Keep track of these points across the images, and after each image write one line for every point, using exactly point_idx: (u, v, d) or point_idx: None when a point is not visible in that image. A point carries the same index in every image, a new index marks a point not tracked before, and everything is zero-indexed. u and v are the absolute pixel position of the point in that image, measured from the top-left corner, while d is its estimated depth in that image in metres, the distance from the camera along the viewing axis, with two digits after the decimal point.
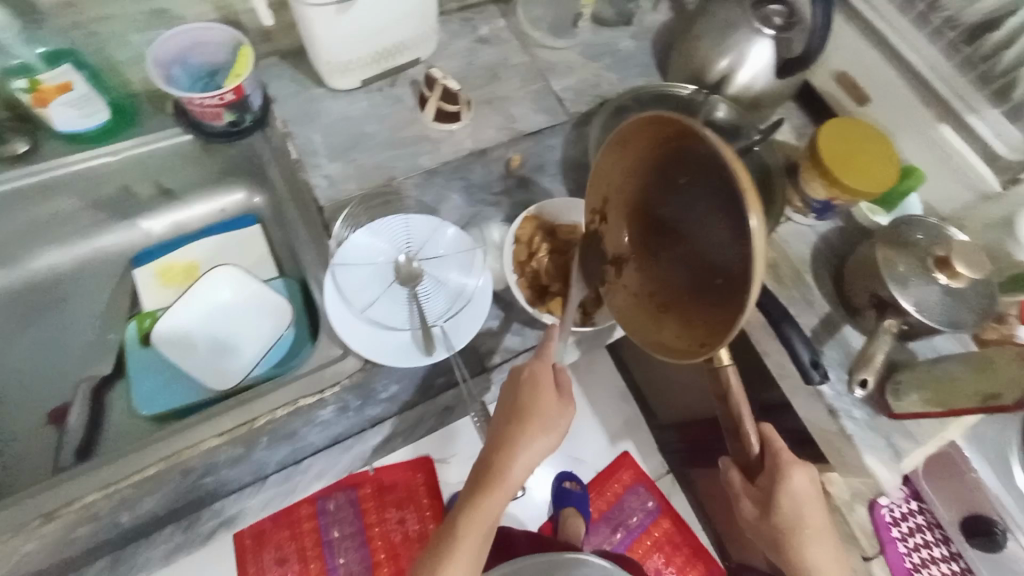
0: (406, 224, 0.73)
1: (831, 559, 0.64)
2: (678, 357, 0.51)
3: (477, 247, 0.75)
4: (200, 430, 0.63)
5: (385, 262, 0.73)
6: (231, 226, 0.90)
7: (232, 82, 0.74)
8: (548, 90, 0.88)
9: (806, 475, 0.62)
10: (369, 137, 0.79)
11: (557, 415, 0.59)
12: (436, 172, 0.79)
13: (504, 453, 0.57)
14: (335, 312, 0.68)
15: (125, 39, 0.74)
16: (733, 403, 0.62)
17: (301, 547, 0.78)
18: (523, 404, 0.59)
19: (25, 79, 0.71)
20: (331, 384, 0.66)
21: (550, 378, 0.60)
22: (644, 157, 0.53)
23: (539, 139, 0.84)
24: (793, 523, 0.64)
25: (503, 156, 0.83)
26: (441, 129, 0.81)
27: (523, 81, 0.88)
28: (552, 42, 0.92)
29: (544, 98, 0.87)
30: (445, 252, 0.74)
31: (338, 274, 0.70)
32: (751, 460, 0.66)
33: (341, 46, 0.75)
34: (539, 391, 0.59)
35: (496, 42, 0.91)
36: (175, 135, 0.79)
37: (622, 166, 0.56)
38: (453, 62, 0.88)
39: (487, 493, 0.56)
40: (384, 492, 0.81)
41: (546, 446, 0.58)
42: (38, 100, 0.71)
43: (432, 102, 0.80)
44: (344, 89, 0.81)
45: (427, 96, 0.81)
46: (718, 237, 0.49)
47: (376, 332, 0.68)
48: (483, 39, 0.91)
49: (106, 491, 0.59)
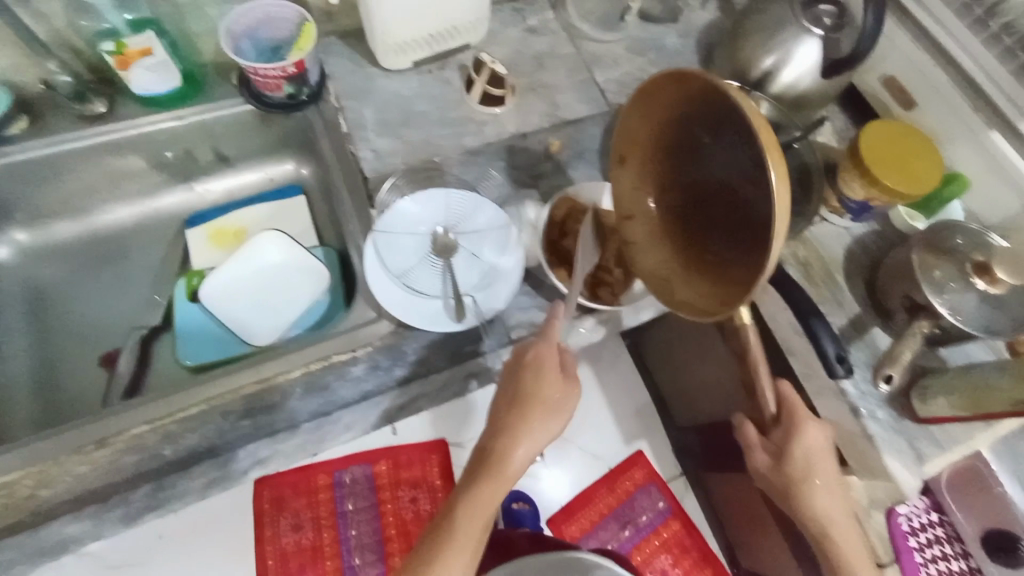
0: (446, 198, 0.77)
1: (837, 504, 0.70)
2: (694, 314, 0.56)
3: (513, 225, 0.76)
4: (240, 376, 0.67)
5: (424, 233, 0.76)
6: (279, 195, 0.95)
7: (295, 56, 0.77)
8: (592, 81, 0.90)
9: (819, 431, 0.71)
10: (417, 116, 0.82)
11: (560, 395, 0.64)
12: (479, 152, 0.81)
13: (503, 440, 0.62)
14: (374, 276, 0.72)
15: (200, 12, 0.80)
16: (750, 359, 0.67)
17: (316, 515, 0.81)
18: (527, 389, 0.63)
19: (113, 42, 0.76)
20: (363, 344, 0.70)
21: (555, 362, 0.64)
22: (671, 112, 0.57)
23: (580, 127, 0.86)
24: (805, 474, 0.71)
25: (544, 141, 0.85)
26: (487, 112, 0.84)
27: (569, 71, 0.90)
28: (599, 36, 0.94)
29: (588, 88, 0.89)
30: (482, 227, 0.76)
31: (379, 240, 0.73)
32: (767, 417, 0.73)
33: (399, 28, 0.79)
34: (543, 373, 0.64)
35: (544, 33, 0.93)
36: (237, 105, 0.84)
37: (647, 125, 0.60)
38: (503, 50, 0.91)
39: (487, 472, 0.62)
40: (400, 470, 0.83)
41: (553, 426, 0.63)
42: (122, 63, 0.77)
43: (479, 86, 0.82)
44: (395, 68, 0.85)
45: (474, 80, 0.83)
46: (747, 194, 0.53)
47: (410, 296, 0.72)
48: (532, 29, 0.93)
49: (153, 425, 0.64)
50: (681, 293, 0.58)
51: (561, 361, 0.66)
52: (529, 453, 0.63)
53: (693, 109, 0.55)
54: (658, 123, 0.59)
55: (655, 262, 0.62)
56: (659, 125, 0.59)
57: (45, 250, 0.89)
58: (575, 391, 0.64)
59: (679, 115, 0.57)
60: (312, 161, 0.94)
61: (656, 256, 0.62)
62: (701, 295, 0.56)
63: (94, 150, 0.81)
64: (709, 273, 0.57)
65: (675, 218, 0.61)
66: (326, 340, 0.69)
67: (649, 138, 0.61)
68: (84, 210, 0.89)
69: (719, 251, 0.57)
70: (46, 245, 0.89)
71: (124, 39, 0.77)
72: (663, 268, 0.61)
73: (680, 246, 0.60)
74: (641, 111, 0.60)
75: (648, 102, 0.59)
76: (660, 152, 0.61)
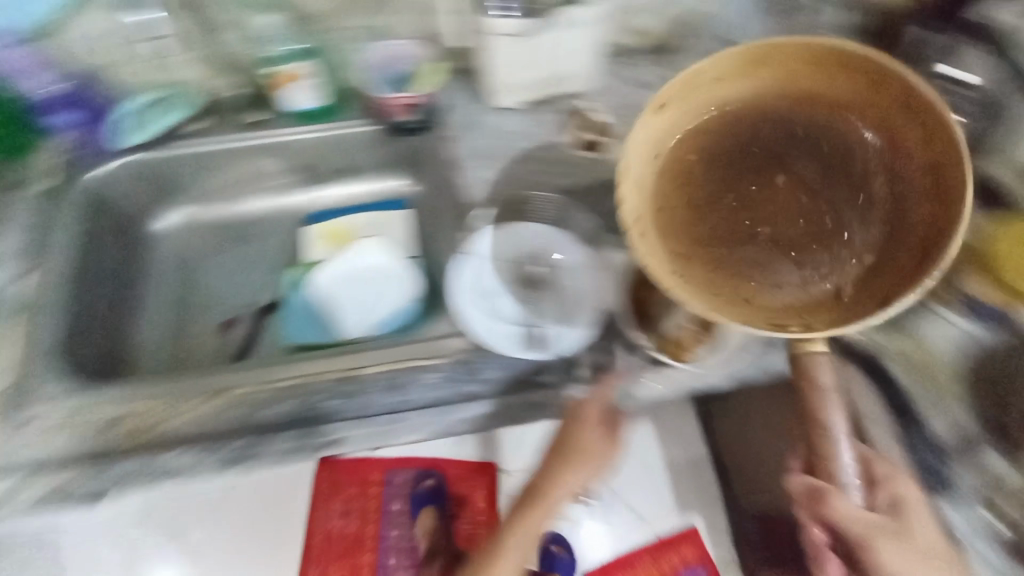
0: (541, 233, 0.82)
1: None
2: (773, 329, 0.49)
3: (598, 269, 0.80)
4: (331, 362, 0.75)
5: (513, 262, 0.81)
6: (389, 205, 1.04)
7: (419, 89, 0.89)
8: None
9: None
10: (522, 153, 0.90)
11: (602, 453, 0.69)
12: (573, 195, 0.87)
13: (549, 480, 0.68)
14: (460, 292, 0.77)
15: (354, 45, 0.93)
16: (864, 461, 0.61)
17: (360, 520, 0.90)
18: (575, 443, 0.68)
19: (269, 68, 0.90)
20: (439, 355, 0.74)
21: (601, 417, 0.70)
22: (779, 102, 0.56)
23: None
24: None
25: None
26: (585, 156, 0.88)
27: None
28: None
29: None
30: (568, 267, 0.80)
31: (466, 260, 0.79)
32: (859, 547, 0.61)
33: (517, 74, 0.86)
34: (586, 426, 0.69)
35: (659, 85, 0.95)
36: (369, 126, 0.96)
37: (732, 104, 0.56)
38: (614, 97, 0.94)
39: (534, 505, 0.67)
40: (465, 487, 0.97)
41: (587, 477, 0.68)
42: (274, 86, 0.90)
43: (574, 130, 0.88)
44: (512, 108, 0.92)
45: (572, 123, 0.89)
46: (868, 197, 0.53)
47: (491, 319, 0.75)
48: (647, 81, 0.96)
49: (253, 388, 0.73)
50: (751, 307, 0.50)
51: (605, 421, 0.70)
52: (571, 493, 0.68)
53: (807, 107, 0.55)
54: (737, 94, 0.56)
55: (668, 252, 0.52)
56: (748, 108, 0.56)
57: (200, 227, 1.04)
58: (614, 447, 0.69)
59: (782, 104, 0.56)
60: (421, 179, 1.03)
61: (700, 259, 0.52)
62: (786, 311, 0.51)
63: (251, 150, 0.96)
64: (798, 288, 0.52)
65: (734, 220, 0.56)
66: (413, 345, 0.75)
67: (727, 121, 0.57)
68: (232, 199, 1.05)
69: (801, 263, 0.53)
70: (203, 223, 1.04)
71: (279, 66, 0.90)
72: (674, 256, 0.51)
73: (708, 243, 0.54)
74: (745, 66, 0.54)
75: (738, 70, 0.54)
76: (723, 130, 0.57)
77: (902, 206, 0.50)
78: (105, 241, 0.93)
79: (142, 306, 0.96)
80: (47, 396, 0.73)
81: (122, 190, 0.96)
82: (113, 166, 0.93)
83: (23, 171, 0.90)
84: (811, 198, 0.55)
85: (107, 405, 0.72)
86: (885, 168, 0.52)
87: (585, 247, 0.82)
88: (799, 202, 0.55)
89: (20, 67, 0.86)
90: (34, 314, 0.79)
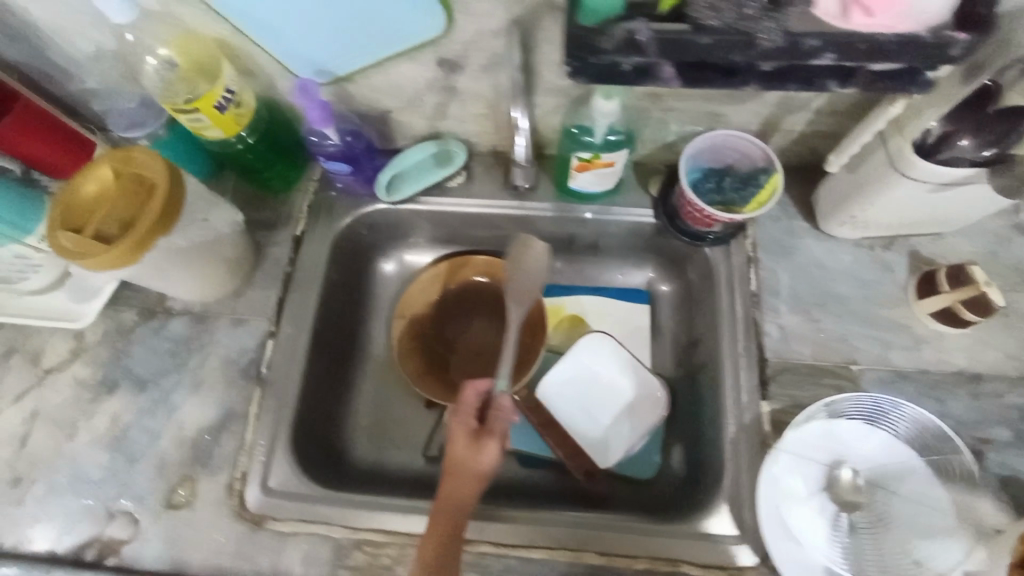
0: (875, 440, 0.64)
1: None
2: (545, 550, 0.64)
3: (954, 517, 0.59)
4: (583, 537, 0.64)
5: (833, 470, 0.63)
6: (625, 295, 0.89)
7: (751, 209, 0.71)
8: None
9: None
10: (840, 301, 0.72)
11: None
12: (910, 377, 0.68)
13: None
14: (766, 493, 0.62)
15: (664, 126, 0.73)
16: None
17: None
18: None
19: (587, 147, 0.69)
20: (717, 566, 0.62)
21: None
22: (445, 293, 0.89)
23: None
24: None
25: (998, 390, 0.67)
26: (933, 327, 0.69)
27: None
28: None
29: None
30: (906, 498, 0.61)
31: (782, 461, 0.63)
32: None
33: (885, 212, 0.66)
34: None
35: None
36: (643, 217, 0.80)
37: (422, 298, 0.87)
38: (973, 245, 0.73)
39: None
40: None
41: None
42: (581, 167, 0.70)
43: (947, 298, 0.67)
44: (836, 235, 0.75)
45: (942, 288, 0.68)
46: (476, 333, 0.88)
47: (812, 563, 0.59)
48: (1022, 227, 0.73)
49: (501, 551, 0.63)
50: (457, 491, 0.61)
51: None
52: None
53: (450, 300, 0.89)
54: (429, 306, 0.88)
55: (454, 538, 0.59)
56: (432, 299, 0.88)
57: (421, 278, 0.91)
58: None
59: (444, 295, 0.88)
60: (680, 284, 0.86)
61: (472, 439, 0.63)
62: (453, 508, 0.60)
63: (501, 219, 0.82)
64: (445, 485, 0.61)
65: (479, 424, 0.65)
66: (677, 533, 0.64)
67: (426, 304, 0.88)
68: (470, 250, 0.90)
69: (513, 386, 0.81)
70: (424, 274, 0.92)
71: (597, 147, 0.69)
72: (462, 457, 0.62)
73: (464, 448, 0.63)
74: (427, 282, 0.87)
75: (433, 277, 0.87)
76: (416, 327, 0.87)
77: (485, 314, 0.89)
78: (341, 295, 0.83)
79: (358, 367, 0.85)
80: (282, 486, 0.68)
81: (360, 239, 0.85)
82: (359, 213, 0.82)
83: (277, 209, 0.81)
84: (467, 353, 0.87)
85: (343, 523, 0.65)
86: (481, 307, 0.89)
87: (936, 476, 0.62)
88: (464, 342, 0.88)
89: (314, 120, 0.68)
90: (279, 391, 0.72)
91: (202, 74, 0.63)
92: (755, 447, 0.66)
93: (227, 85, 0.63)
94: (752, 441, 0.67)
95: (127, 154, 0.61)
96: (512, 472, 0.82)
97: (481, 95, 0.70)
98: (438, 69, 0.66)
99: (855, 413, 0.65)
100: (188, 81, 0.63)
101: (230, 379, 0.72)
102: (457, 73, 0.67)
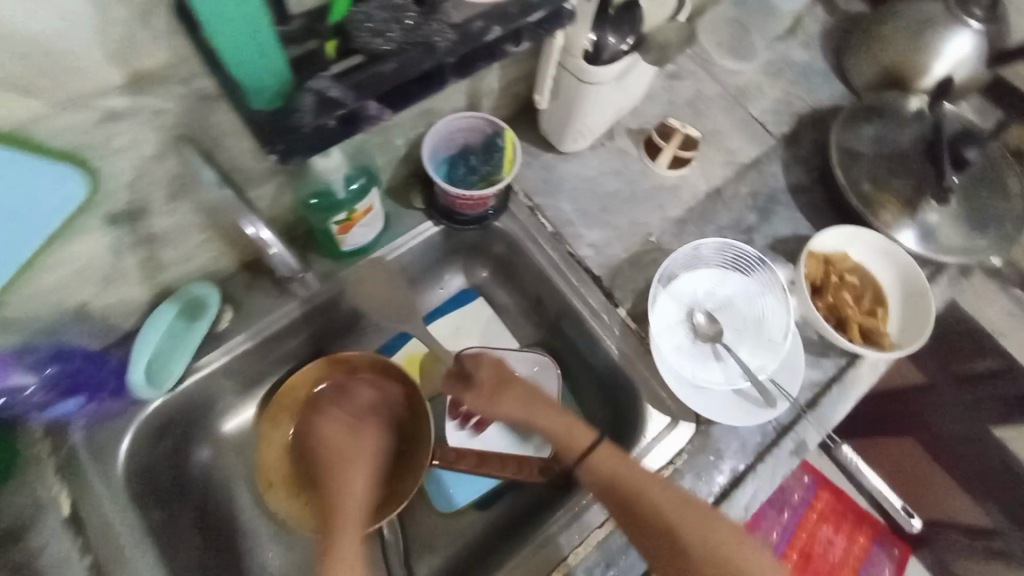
0: (700, 279, 0.77)
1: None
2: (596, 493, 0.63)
3: (771, 293, 0.76)
4: (577, 528, 0.65)
5: (691, 320, 0.75)
6: (459, 303, 0.87)
7: (507, 171, 0.74)
8: (751, 116, 0.91)
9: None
10: (611, 198, 0.83)
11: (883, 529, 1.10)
12: (686, 220, 0.83)
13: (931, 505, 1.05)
14: (666, 371, 0.71)
15: (389, 145, 0.71)
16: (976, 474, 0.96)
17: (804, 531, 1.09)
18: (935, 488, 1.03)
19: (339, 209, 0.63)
20: (676, 454, 0.69)
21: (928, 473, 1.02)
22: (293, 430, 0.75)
23: (762, 169, 0.87)
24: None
25: (734, 191, 0.86)
26: (674, 175, 0.85)
27: (726, 110, 0.91)
28: (735, 66, 0.94)
29: (750, 125, 0.90)
30: (740, 303, 0.76)
31: (660, 340, 0.73)
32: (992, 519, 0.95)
33: (597, 115, 0.75)
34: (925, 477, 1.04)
35: (687, 75, 0.92)
36: (427, 230, 0.78)
37: (274, 453, 0.74)
38: (658, 103, 0.89)
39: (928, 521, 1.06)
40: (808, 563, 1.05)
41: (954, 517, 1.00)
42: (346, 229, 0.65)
43: (669, 151, 0.84)
44: (575, 150, 0.84)
45: (662, 146, 0.84)
46: None
47: (723, 392, 0.71)
48: (674, 73, 0.92)
49: None
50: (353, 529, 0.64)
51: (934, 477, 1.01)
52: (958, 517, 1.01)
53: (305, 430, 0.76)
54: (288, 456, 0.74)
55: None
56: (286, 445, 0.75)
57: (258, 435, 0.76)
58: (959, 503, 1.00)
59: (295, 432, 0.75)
60: (493, 262, 0.86)
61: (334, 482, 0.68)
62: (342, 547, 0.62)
63: (301, 322, 0.72)
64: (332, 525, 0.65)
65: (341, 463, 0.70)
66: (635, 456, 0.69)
67: (282, 455, 0.74)
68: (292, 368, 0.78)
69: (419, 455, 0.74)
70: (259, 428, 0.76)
71: (348, 203, 0.64)
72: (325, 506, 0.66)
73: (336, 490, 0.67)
74: (273, 429, 0.75)
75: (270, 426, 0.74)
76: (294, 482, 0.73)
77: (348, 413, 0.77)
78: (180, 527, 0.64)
79: None
80: None
81: (155, 451, 0.67)
82: (132, 432, 0.63)
83: None
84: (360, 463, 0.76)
85: None
86: (339, 408, 0.77)
87: (746, 274, 0.78)
88: None
89: None
90: None
91: None
92: (637, 346, 0.74)
93: None
94: (633, 343, 0.74)
95: None
96: (481, 525, 0.77)
97: (188, 223, 0.59)
98: (115, 227, 0.53)
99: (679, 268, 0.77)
100: None
101: None
102: (138, 219, 0.54)
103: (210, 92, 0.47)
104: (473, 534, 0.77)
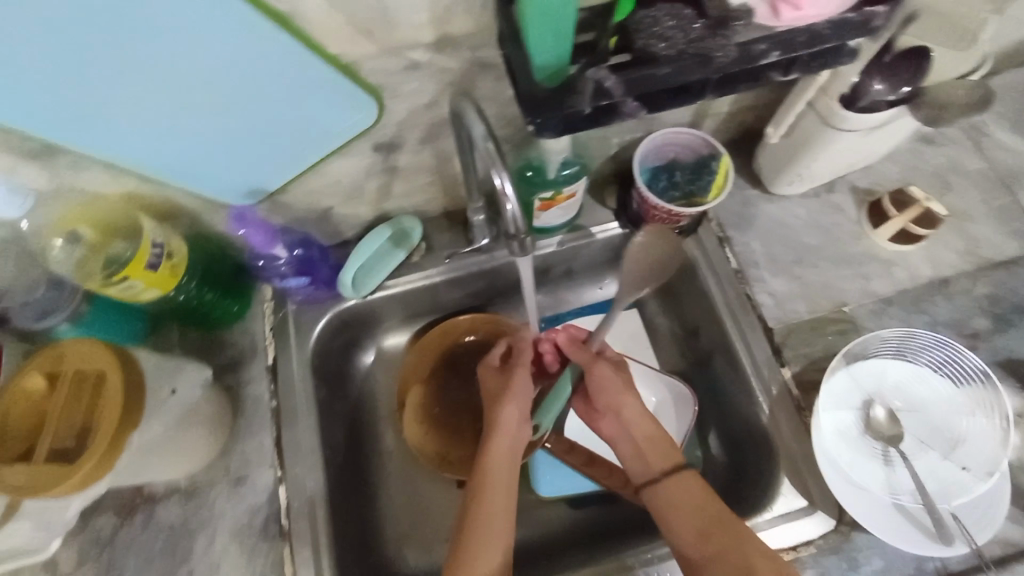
0: (895, 371, 0.68)
1: None
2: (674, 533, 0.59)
3: (981, 415, 0.65)
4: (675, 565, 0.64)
5: (870, 410, 0.67)
6: (614, 307, 0.88)
7: (713, 195, 0.73)
8: (1016, 208, 0.77)
9: None
10: (810, 253, 0.77)
11: None
12: (893, 301, 0.73)
13: None
14: (822, 451, 0.65)
15: (604, 141, 0.74)
16: None
17: None
18: None
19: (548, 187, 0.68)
20: (805, 543, 0.63)
21: None
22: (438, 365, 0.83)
23: (1012, 272, 0.73)
24: None
25: (965, 286, 0.74)
26: (895, 249, 0.75)
27: (984, 193, 0.78)
28: (1012, 146, 0.80)
29: (1011, 217, 0.76)
30: (937, 412, 0.66)
31: (826, 417, 0.66)
32: None
33: (827, 163, 0.70)
34: None
35: (944, 142, 0.81)
36: (610, 229, 0.80)
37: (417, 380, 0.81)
38: (898, 166, 0.80)
39: None
40: None
41: None
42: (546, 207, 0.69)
43: (898, 222, 0.74)
44: (784, 193, 0.79)
45: (891, 215, 0.74)
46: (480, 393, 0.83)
47: (884, 501, 0.62)
48: (929, 138, 0.81)
49: None
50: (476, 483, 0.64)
51: None
52: None
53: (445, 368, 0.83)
54: (427, 386, 0.81)
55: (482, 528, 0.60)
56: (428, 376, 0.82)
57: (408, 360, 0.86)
58: None
59: (437, 366, 0.83)
60: None
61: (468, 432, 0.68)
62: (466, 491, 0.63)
63: (476, 276, 0.80)
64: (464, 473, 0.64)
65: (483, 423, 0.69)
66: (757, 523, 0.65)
67: (423, 383, 0.81)
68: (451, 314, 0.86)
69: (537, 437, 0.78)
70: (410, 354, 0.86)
71: (556, 183, 0.68)
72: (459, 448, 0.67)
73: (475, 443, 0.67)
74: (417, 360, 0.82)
75: (419, 353, 0.82)
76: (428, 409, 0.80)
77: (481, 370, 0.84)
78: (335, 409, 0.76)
79: (378, 475, 0.79)
80: None
81: (336, 342, 0.79)
82: (327, 319, 0.76)
83: (236, 344, 0.73)
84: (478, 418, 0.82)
85: None
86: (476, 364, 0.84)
87: (955, 384, 0.67)
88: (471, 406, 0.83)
89: (260, 245, 0.66)
90: (311, 538, 0.65)
91: (127, 235, 0.58)
92: (793, 414, 0.68)
93: (152, 239, 0.57)
94: (788, 409, 0.69)
95: (56, 351, 0.53)
96: (568, 521, 0.79)
97: (424, 166, 0.68)
98: (376, 154, 0.64)
99: (873, 349, 0.68)
100: (100, 257, 0.57)
101: (250, 547, 0.64)
102: (394, 151, 0.64)
103: (489, 63, 0.54)
104: (557, 525, 0.78)
